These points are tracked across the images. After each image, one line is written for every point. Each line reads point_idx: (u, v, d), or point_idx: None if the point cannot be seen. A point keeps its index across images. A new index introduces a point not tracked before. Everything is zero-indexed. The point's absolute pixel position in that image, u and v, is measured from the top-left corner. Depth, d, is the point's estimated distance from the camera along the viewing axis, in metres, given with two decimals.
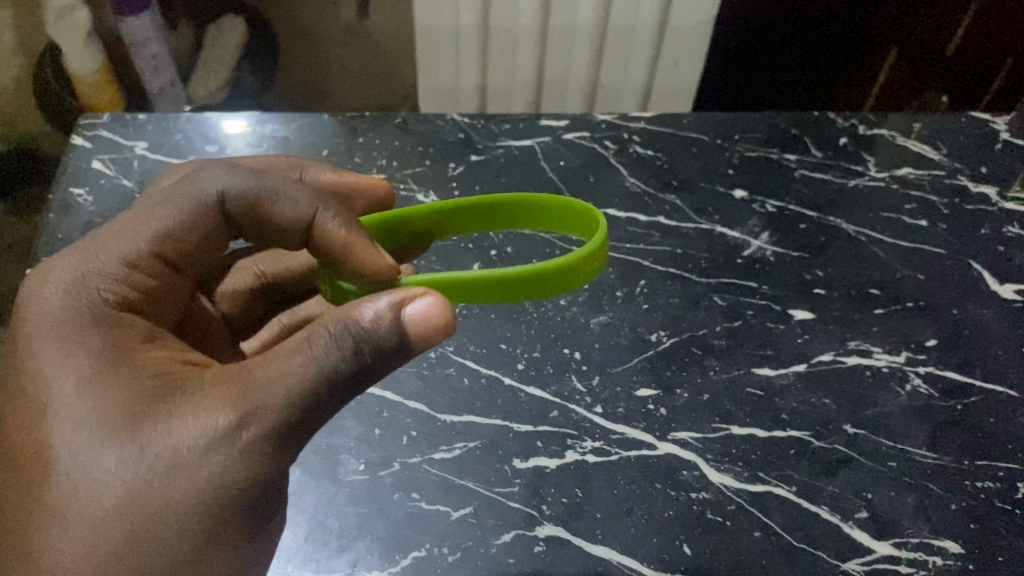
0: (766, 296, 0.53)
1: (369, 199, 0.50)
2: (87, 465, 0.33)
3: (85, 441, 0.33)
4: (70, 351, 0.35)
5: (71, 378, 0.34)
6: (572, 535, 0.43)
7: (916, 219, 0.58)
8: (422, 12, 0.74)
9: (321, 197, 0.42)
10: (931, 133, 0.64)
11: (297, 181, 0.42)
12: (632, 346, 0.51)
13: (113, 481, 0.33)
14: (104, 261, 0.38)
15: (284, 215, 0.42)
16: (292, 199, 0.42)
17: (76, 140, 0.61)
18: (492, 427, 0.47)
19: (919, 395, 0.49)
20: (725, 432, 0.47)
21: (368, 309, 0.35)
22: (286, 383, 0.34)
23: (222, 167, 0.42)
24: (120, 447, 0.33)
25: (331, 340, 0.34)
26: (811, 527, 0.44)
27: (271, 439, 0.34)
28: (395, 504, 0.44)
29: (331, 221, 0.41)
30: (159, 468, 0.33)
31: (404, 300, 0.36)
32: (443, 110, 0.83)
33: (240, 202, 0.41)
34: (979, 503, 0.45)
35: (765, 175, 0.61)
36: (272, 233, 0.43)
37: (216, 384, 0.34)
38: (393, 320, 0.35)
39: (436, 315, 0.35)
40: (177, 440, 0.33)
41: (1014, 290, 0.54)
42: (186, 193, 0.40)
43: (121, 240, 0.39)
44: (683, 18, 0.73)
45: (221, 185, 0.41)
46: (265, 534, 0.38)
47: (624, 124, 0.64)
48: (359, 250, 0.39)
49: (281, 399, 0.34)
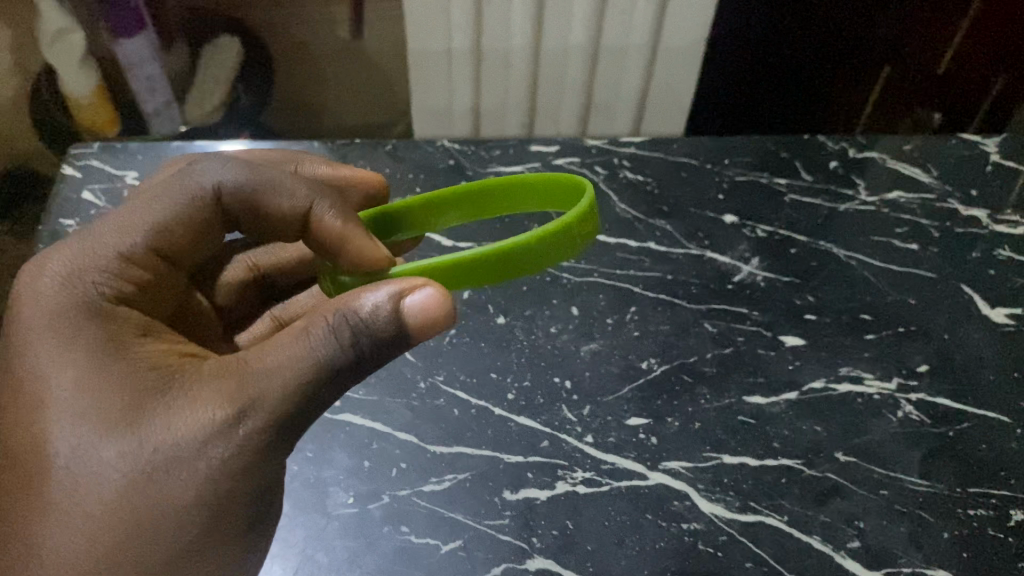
0: (756, 323, 0.53)
1: (362, 190, 0.50)
2: (88, 458, 0.33)
3: (84, 435, 0.33)
4: (67, 345, 0.34)
5: (68, 372, 0.34)
6: (562, 568, 0.43)
7: (906, 243, 0.58)
8: (413, 35, 0.74)
9: (316, 189, 0.44)
10: (921, 155, 0.64)
11: (292, 174, 0.44)
12: (622, 373, 0.51)
13: (113, 473, 0.33)
14: (100, 256, 0.37)
15: (280, 206, 0.44)
16: (289, 191, 0.44)
17: (66, 170, 0.61)
18: (481, 458, 0.47)
19: (910, 422, 0.49)
20: (716, 461, 0.47)
21: (368, 299, 0.35)
22: (284, 374, 0.34)
23: (218, 160, 0.43)
24: (120, 439, 0.33)
25: (330, 331, 0.34)
26: (804, 557, 0.44)
27: (269, 432, 0.34)
28: (385, 537, 0.44)
29: (327, 214, 0.43)
30: (159, 462, 0.33)
31: (405, 291, 0.36)
32: (435, 132, 0.83)
33: (235, 195, 0.42)
34: (973, 531, 0.45)
35: (756, 200, 0.61)
36: (269, 224, 0.44)
37: (215, 377, 0.34)
38: (393, 311, 0.35)
39: (435, 306, 0.35)
40: (176, 432, 0.33)
41: (1005, 314, 0.55)
42: (184, 186, 0.41)
43: (116, 234, 0.38)
44: (676, 39, 0.74)
45: (217, 177, 0.42)
46: (263, 524, 0.38)
47: (614, 149, 0.64)
48: (355, 241, 0.41)
49: (281, 391, 0.34)
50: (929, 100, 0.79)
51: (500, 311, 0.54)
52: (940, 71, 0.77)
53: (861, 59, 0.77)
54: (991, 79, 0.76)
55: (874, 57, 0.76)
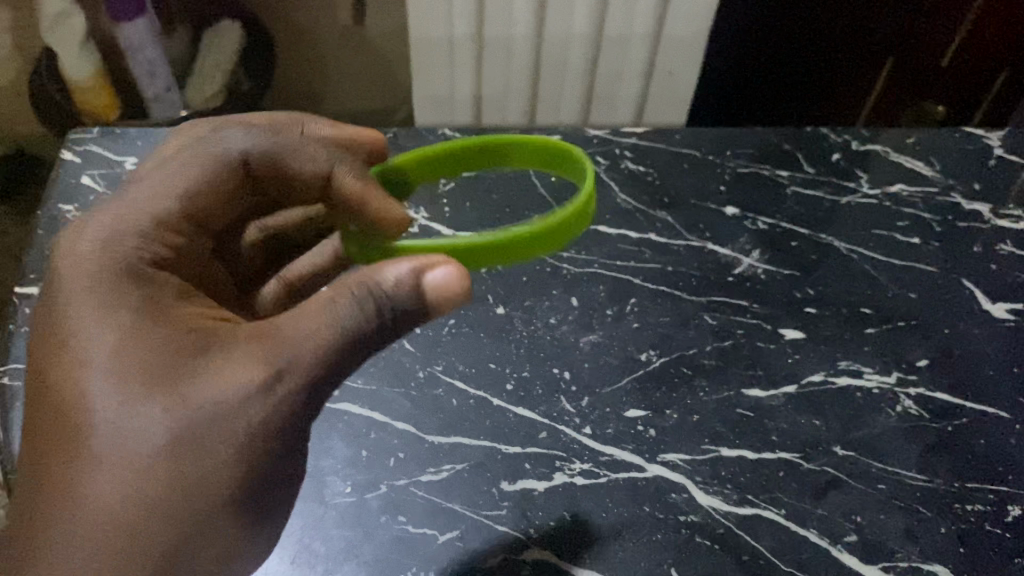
0: (756, 316, 0.53)
1: (368, 147, 0.49)
2: (127, 416, 0.33)
3: (125, 393, 0.33)
4: (109, 308, 0.35)
5: (109, 332, 0.34)
6: (560, 559, 0.43)
7: (908, 236, 0.58)
8: (414, 22, 0.73)
9: (335, 152, 0.46)
10: (924, 148, 0.63)
11: (310, 138, 0.46)
12: (622, 365, 0.50)
13: (153, 431, 0.32)
14: (139, 219, 0.39)
15: (303, 170, 0.46)
16: (310, 155, 0.46)
17: (65, 155, 0.61)
18: (480, 448, 0.47)
19: (909, 416, 0.49)
20: (714, 454, 0.47)
21: (390, 272, 0.35)
22: (316, 339, 0.34)
23: (240, 128, 0.45)
24: (160, 398, 0.33)
25: (355, 300, 0.35)
26: (801, 551, 0.44)
27: (304, 392, 0.34)
28: (383, 527, 0.44)
29: (346, 174, 0.46)
30: (197, 419, 0.33)
31: (425, 267, 0.36)
32: (436, 120, 0.82)
33: (262, 161, 0.45)
34: (970, 527, 0.45)
35: (757, 191, 0.61)
36: (292, 187, 0.47)
37: (251, 340, 0.35)
38: (415, 282, 0.36)
39: (452, 285, 0.36)
40: (215, 391, 0.33)
41: (1006, 309, 0.54)
42: (210, 152, 0.43)
43: (150, 198, 0.40)
44: (678, 29, 0.73)
45: (243, 146, 0.44)
46: (287, 495, 0.37)
47: (615, 139, 0.64)
48: (374, 199, 0.44)
49: (313, 354, 0.34)
50: (933, 91, 0.78)
51: (500, 301, 0.53)
52: (945, 62, 0.75)
53: (863, 47, 0.77)
54: (996, 71, 0.74)
55: (874, 47, 0.76)
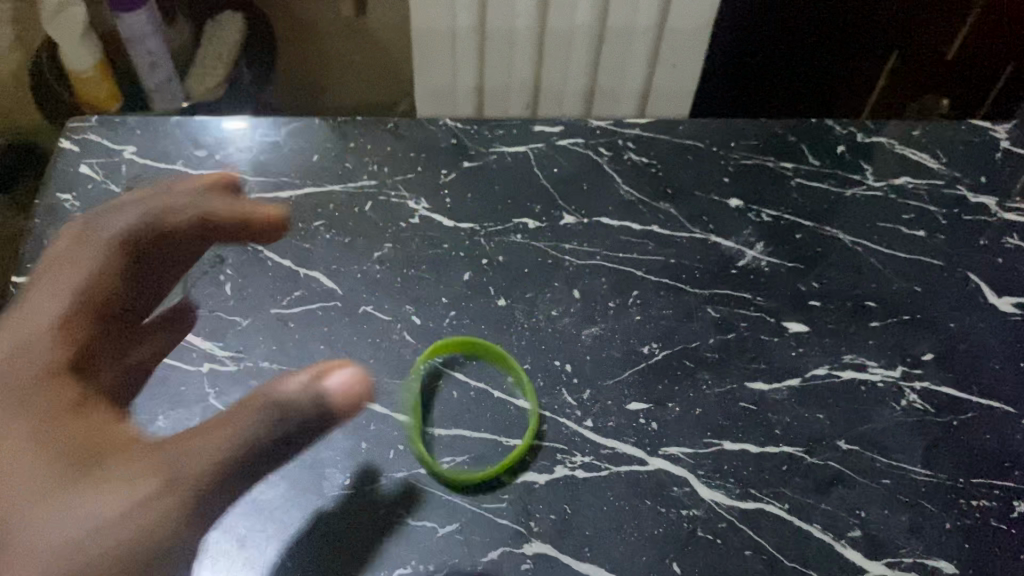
0: (760, 309, 0.53)
1: (254, 217, 0.43)
2: (16, 534, 0.31)
3: (18, 513, 0.31)
4: (14, 415, 0.34)
5: (9, 443, 0.33)
6: (560, 553, 0.43)
7: (913, 230, 0.57)
8: (418, 13, 0.72)
9: (204, 181, 0.43)
10: (931, 140, 0.62)
11: (181, 180, 0.43)
12: (624, 358, 0.50)
13: (44, 549, 0.30)
14: (34, 321, 0.37)
15: (176, 212, 0.41)
16: (180, 188, 0.43)
17: (63, 144, 0.60)
18: (481, 440, 0.46)
19: (914, 411, 0.48)
20: (717, 448, 0.46)
21: (288, 381, 0.32)
22: (215, 449, 0.31)
23: (112, 206, 0.41)
24: (50, 513, 0.31)
25: (253, 414, 0.31)
26: (804, 546, 0.43)
27: (190, 505, 0.31)
28: (382, 520, 0.44)
29: (215, 189, 0.43)
30: (84, 537, 0.30)
31: (323, 373, 0.32)
32: (439, 112, 0.82)
33: (131, 229, 0.40)
34: (975, 522, 0.45)
35: (761, 183, 0.60)
36: (181, 247, 0.42)
37: (151, 454, 0.32)
38: (313, 391, 0.32)
39: (354, 388, 0.32)
40: (103, 506, 0.31)
41: (1012, 303, 0.54)
42: (88, 245, 0.39)
43: (47, 300, 0.37)
44: (682, 21, 0.72)
45: (114, 220, 0.40)
46: None
47: (619, 130, 0.63)
48: (249, 206, 0.44)
49: (208, 466, 0.31)
50: (937, 86, 0.76)
51: (501, 293, 0.53)
52: (949, 56, 0.74)
53: (869, 42, 0.76)
54: (1002, 66, 0.71)
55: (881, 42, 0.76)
